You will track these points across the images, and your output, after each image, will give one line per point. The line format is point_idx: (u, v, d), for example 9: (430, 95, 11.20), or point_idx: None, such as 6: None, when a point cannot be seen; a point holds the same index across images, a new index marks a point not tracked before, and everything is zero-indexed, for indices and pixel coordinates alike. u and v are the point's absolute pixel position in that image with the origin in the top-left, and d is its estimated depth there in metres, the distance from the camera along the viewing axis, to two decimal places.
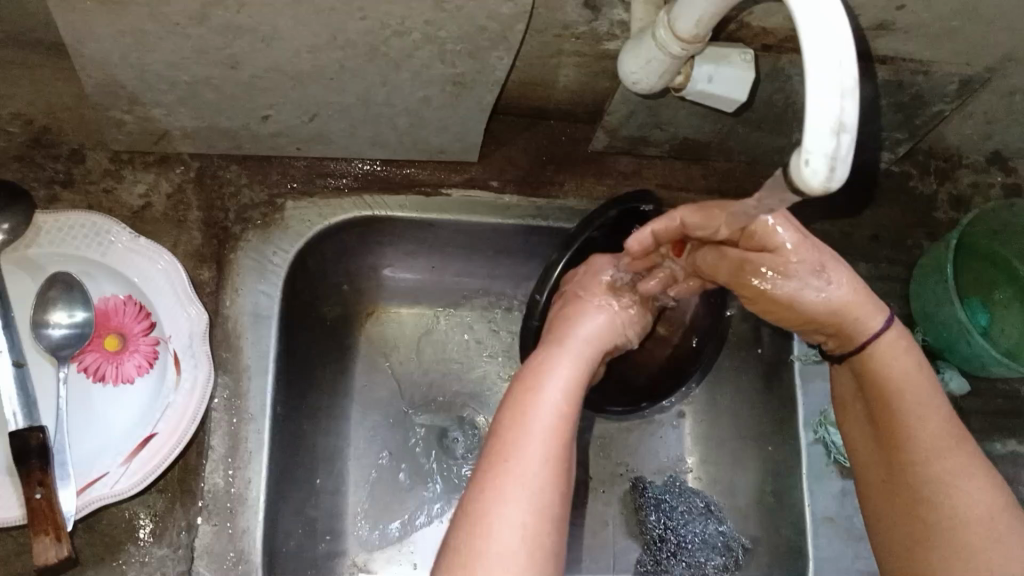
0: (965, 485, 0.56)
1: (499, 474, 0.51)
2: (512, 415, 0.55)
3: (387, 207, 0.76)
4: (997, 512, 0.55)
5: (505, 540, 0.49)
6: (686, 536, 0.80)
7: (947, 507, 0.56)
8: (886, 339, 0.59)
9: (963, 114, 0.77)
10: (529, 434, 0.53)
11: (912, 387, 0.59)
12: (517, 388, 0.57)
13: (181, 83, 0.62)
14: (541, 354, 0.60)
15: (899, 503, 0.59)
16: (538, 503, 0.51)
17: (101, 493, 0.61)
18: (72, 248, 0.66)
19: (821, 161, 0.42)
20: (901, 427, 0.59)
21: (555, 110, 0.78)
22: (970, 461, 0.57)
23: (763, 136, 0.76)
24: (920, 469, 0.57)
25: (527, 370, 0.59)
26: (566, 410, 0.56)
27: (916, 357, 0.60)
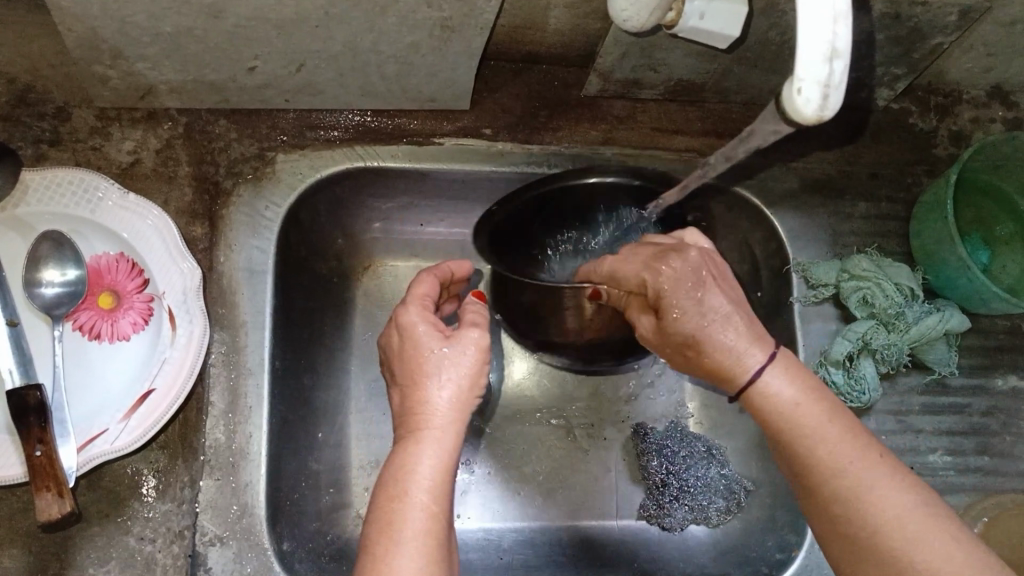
0: (885, 510, 0.49)
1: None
2: (381, 528, 0.48)
3: (379, 157, 0.75)
4: (925, 527, 0.48)
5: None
6: (687, 480, 0.80)
7: (876, 535, 0.49)
8: (764, 382, 0.54)
9: (962, 46, 0.76)
10: (397, 550, 0.47)
11: (798, 419, 0.53)
12: (383, 497, 0.49)
13: (163, 34, 0.61)
14: (396, 444, 0.52)
15: (833, 541, 0.52)
16: None
17: (102, 449, 0.61)
18: (61, 206, 0.66)
19: (814, 90, 0.42)
20: (805, 463, 0.52)
21: (548, 54, 0.77)
22: (882, 480, 0.50)
23: (758, 76, 0.75)
24: (835, 504, 0.51)
25: (391, 467, 0.51)
26: (438, 494, 0.50)
27: (801, 388, 0.54)
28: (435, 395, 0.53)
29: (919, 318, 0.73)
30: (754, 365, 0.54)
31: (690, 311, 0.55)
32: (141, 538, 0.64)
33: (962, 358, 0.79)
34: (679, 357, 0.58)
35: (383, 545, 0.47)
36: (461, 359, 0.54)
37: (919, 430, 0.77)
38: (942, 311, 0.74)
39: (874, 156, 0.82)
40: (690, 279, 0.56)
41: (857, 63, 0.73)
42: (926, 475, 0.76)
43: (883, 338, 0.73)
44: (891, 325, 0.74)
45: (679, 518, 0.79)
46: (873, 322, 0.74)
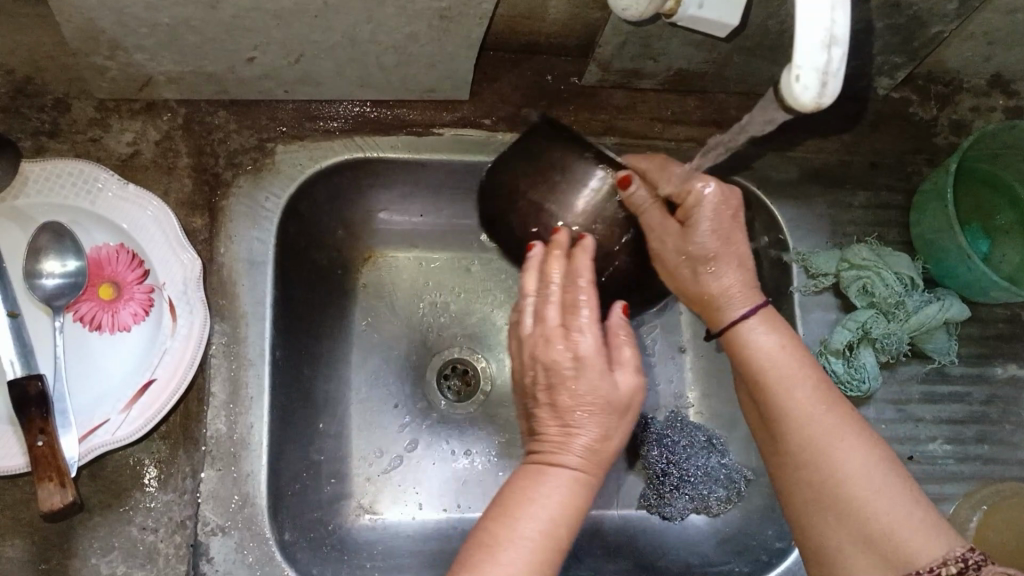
0: (847, 454, 0.53)
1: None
2: (496, 524, 0.50)
3: (377, 148, 0.75)
4: (880, 472, 0.53)
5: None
6: (687, 470, 0.80)
7: (834, 472, 0.53)
8: (746, 324, 0.60)
9: (963, 35, 0.76)
10: (505, 554, 0.49)
11: (776, 362, 0.58)
12: (500, 503, 0.52)
13: (161, 25, 0.61)
14: (533, 464, 0.54)
15: (790, 483, 0.56)
16: None
17: (104, 439, 0.61)
18: (60, 197, 0.66)
19: (813, 76, 0.42)
20: (777, 407, 0.57)
21: (547, 44, 0.77)
22: (847, 428, 0.55)
23: (758, 65, 0.75)
24: (800, 444, 0.55)
25: (524, 478, 0.53)
26: (563, 524, 0.51)
27: (783, 339, 0.59)
28: (586, 438, 0.54)
29: (918, 307, 0.74)
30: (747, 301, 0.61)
31: (711, 231, 0.62)
32: (143, 528, 0.65)
33: (962, 347, 0.79)
34: (683, 275, 0.63)
35: (485, 550, 0.49)
36: (617, 420, 0.55)
37: (918, 419, 0.77)
38: (942, 300, 0.75)
39: (874, 146, 0.82)
40: (726, 209, 0.62)
41: (856, 52, 0.73)
42: (925, 464, 0.76)
43: (884, 327, 0.74)
44: (891, 314, 0.74)
45: (680, 507, 0.79)
46: (873, 311, 0.74)
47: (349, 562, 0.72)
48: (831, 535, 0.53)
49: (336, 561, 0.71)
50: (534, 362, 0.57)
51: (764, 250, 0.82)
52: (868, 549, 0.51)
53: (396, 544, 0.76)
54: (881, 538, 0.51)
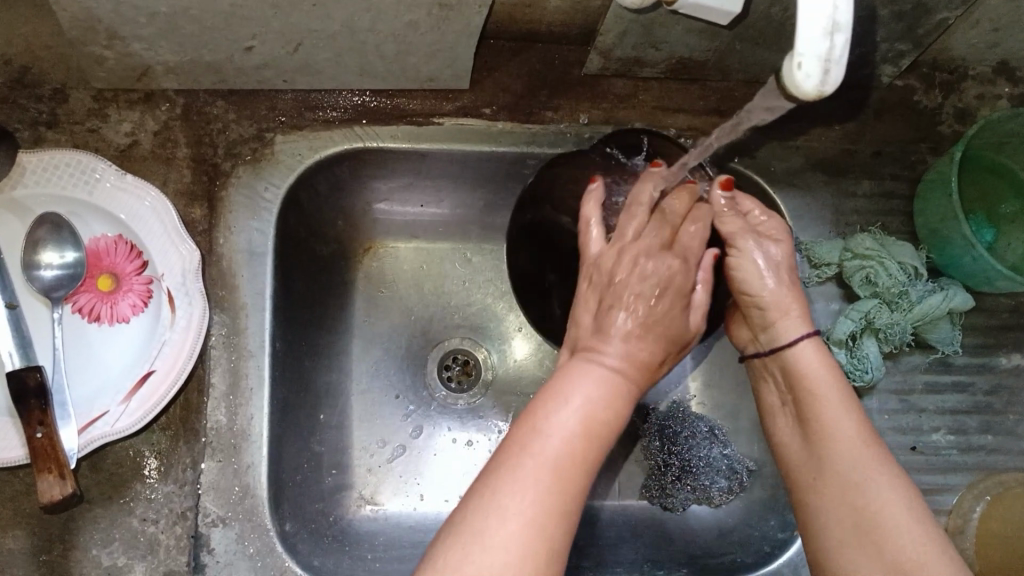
0: (884, 490, 0.54)
1: (511, 469, 0.47)
2: (533, 414, 0.50)
3: (377, 138, 0.74)
4: (916, 512, 0.53)
5: (513, 537, 0.44)
6: (689, 460, 0.80)
7: (872, 502, 0.54)
8: (799, 348, 0.63)
9: (968, 22, 0.75)
10: (547, 437, 0.48)
11: (827, 383, 0.61)
12: (548, 395, 0.52)
13: (159, 14, 0.61)
14: (570, 366, 0.55)
15: (823, 507, 0.57)
16: (556, 493, 0.46)
17: (103, 431, 0.61)
18: (58, 188, 0.65)
19: (815, 64, 0.41)
20: (822, 425, 0.60)
21: (547, 33, 0.76)
22: (888, 468, 0.56)
23: (761, 53, 0.74)
24: (841, 472, 0.57)
25: (570, 375, 0.54)
26: (601, 417, 0.51)
27: (829, 367, 0.62)
28: (624, 343, 0.56)
29: (921, 297, 0.73)
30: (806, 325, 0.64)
31: (774, 254, 0.65)
32: (144, 519, 0.65)
33: (966, 337, 0.79)
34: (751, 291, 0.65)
35: (529, 433, 0.49)
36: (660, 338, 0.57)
37: (921, 410, 0.77)
38: (946, 290, 0.74)
39: (878, 134, 0.81)
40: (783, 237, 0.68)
41: (860, 40, 0.73)
42: (928, 455, 0.76)
43: (887, 317, 0.73)
44: (895, 304, 0.74)
45: (681, 498, 0.80)
46: (876, 301, 0.74)
47: (350, 552, 0.72)
48: (859, 560, 0.53)
49: (338, 552, 0.71)
50: (631, 266, 0.59)
51: None
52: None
53: (398, 535, 0.76)
54: (907, 565, 0.51)
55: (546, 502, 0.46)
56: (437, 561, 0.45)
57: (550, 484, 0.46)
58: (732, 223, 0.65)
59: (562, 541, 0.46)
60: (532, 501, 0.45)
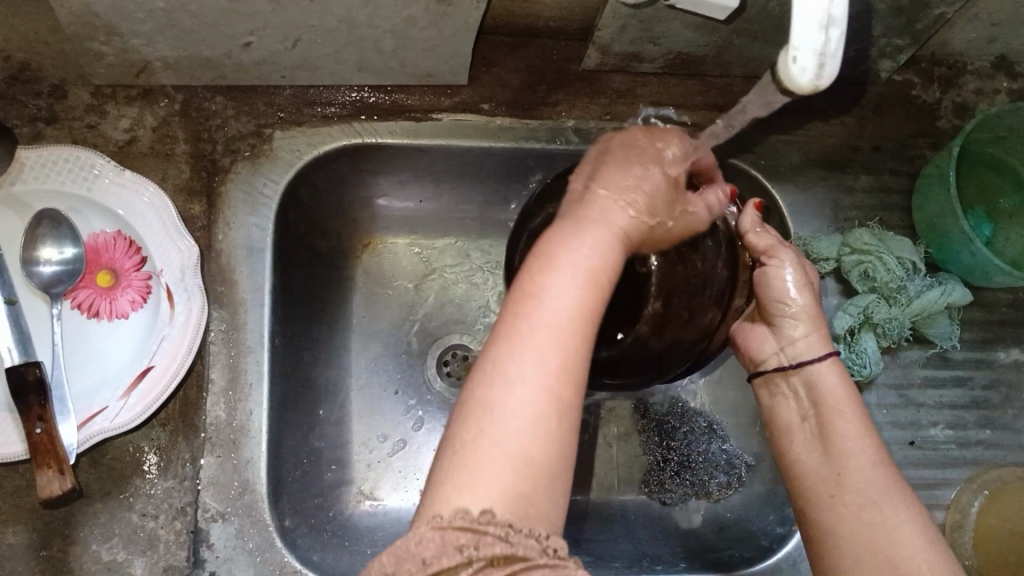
0: (905, 521, 0.53)
1: (516, 338, 0.43)
2: (526, 283, 0.46)
3: (377, 134, 0.75)
4: (932, 537, 0.52)
5: (529, 411, 0.41)
6: (688, 455, 0.81)
7: (889, 524, 0.53)
8: (820, 366, 0.61)
9: (966, 16, 0.75)
10: (546, 301, 0.44)
11: (850, 404, 0.59)
12: (544, 250, 0.47)
13: (157, 10, 0.61)
14: (557, 227, 0.50)
15: (836, 523, 0.55)
16: (561, 366, 0.43)
17: (103, 426, 0.61)
18: (56, 184, 0.66)
19: (810, 58, 0.42)
20: (841, 444, 0.57)
21: (546, 28, 0.76)
22: (902, 494, 0.54)
23: (759, 48, 0.74)
24: (857, 491, 0.55)
25: (567, 226, 0.49)
26: (599, 276, 0.47)
27: (850, 391, 0.60)
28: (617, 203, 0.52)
29: (920, 291, 0.73)
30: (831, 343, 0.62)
31: (806, 274, 0.62)
32: (143, 515, 0.65)
33: (965, 332, 0.79)
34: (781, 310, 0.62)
35: (526, 301, 0.44)
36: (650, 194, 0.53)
37: (920, 404, 0.77)
38: (944, 285, 0.74)
39: (877, 129, 0.81)
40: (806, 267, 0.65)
41: (858, 34, 0.73)
42: (926, 449, 0.76)
43: (885, 311, 0.73)
44: (893, 298, 0.74)
45: (679, 493, 0.80)
46: (875, 296, 0.74)
47: (349, 547, 0.72)
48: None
49: (337, 547, 0.71)
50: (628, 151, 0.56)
51: None
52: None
53: (398, 530, 0.76)
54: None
55: (557, 364, 0.43)
56: (452, 455, 0.41)
57: (561, 349, 0.43)
58: (765, 237, 0.62)
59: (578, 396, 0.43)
60: (545, 367, 0.42)
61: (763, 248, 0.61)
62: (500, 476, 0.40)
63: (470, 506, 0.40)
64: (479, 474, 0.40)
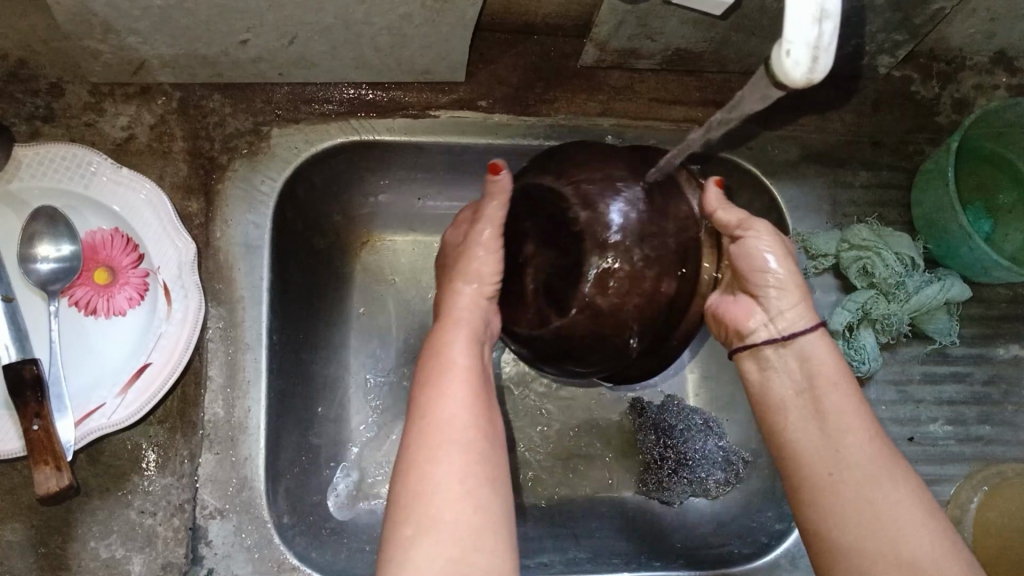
0: (909, 496, 0.52)
1: (421, 452, 0.52)
2: (421, 398, 0.55)
3: (374, 131, 0.75)
4: (930, 511, 0.52)
5: (448, 500, 0.50)
6: (686, 452, 0.79)
7: (890, 503, 0.52)
8: (812, 338, 0.59)
9: (965, 11, 0.75)
10: (445, 404, 0.54)
11: (845, 379, 0.58)
12: (423, 372, 0.57)
13: (153, 7, 0.61)
14: (437, 334, 0.60)
15: (839, 502, 0.53)
16: (466, 448, 0.52)
17: (99, 424, 0.62)
18: (54, 181, 0.66)
19: (803, 51, 0.42)
20: (840, 420, 0.56)
21: (543, 25, 0.76)
22: (901, 468, 0.54)
23: (757, 44, 0.74)
24: (857, 469, 0.54)
25: (430, 352, 0.59)
26: (473, 370, 0.57)
27: (839, 363, 0.59)
28: (464, 289, 0.61)
29: (919, 288, 0.73)
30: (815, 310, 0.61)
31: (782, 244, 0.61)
32: (142, 512, 0.65)
33: (964, 327, 0.79)
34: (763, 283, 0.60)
35: (424, 411, 0.54)
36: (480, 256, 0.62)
37: (919, 400, 0.77)
38: (943, 281, 0.74)
39: (876, 125, 0.81)
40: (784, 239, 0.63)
41: (856, 29, 0.72)
42: (926, 445, 0.76)
43: (884, 308, 0.73)
44: (892, 295, 0.73)
45: (679, 491, 0.79)
46: (873, 292, 0.74)
47: (347, 543, 0.72)
48: (880, 563, 0.50)
49: (336, 543, 0.71)
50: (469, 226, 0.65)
51: None
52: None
53: None
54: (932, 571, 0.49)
55: (464, 450, 0.52)
56: (390, 554, 0.49)
57: (467, 439, 0.53)
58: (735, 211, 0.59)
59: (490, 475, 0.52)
60: (458, 457, 0.52)
61: (735, 223, 0.59)
62: (439, 557, 0.48)
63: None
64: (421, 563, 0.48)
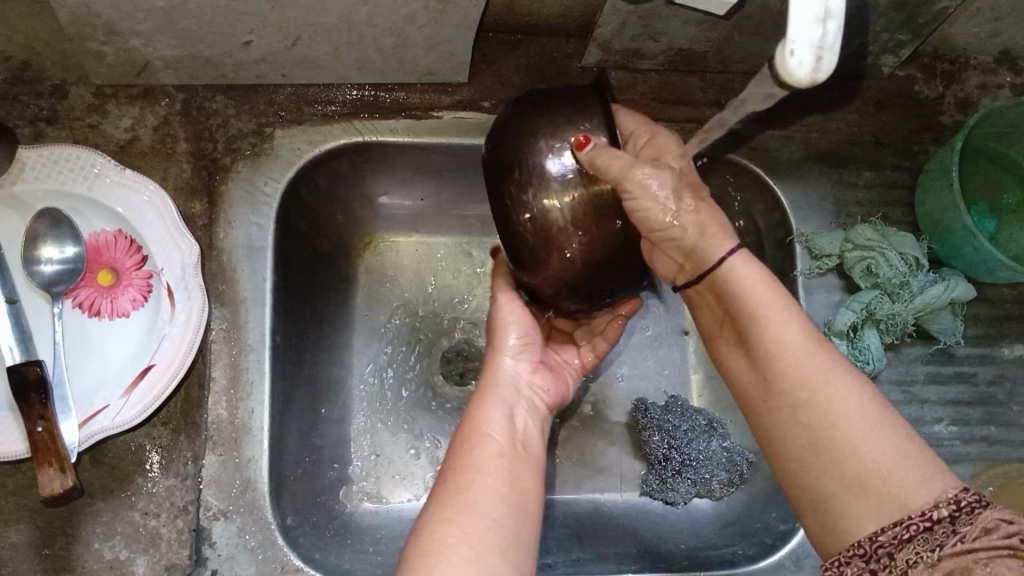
0: (838, 400, 0.50)
1: (440, 512, 0.50)
2: (454, 462, 0.54)
3: (378, 132, 0.75)
4: (873, 416, 0.49)
5: (460, 558, 0.47)
6: (689, 453, 0.79)
7: (827, 420, 0.50)
8: (732, 263, 0.56)
9: (969, 11, 0.75)
10: (478, 472, 0.53)
11: (756, 291, 0.54)
12: (456, 441, 0.56)
13: (157, 9, 0.61)
14: (474, 406, 0.60)
15: (776, 427, 0.53)
16: (492, 516, 0.50)
17: (103, 425, 0.62)
18: (57, 183, 0.66)
19: (807, 51, 0.41)
20: (757, 341, 0.54)
21: (546, 25, 0.76)
22: (828, 365, 0.51)
23: (760, 44, 0.74)
24: (782, 389, 0.52)
25: (467, 422, 0.58)
26: (510, 446, 0.56)
27: (765, 280, 0.55)
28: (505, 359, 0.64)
29: (924, 287, 0.73)
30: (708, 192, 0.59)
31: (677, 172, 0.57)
32: (146, 513, 0.65)
33: (968, 327, 0.79)
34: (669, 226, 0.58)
35: (455, 475, 0.53)
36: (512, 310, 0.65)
37: (924, 400, 0.77)
38: (947, 280, 0.74)
39: (880, 125, 0.80)
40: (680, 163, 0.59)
41: (860, 29, 0.72)
42: (931, 446, 0.76)
43: (888, 308, 0.73)
44: (896, 294, 0.73)
45: (682, 492, 0.79)
46: (878, 292, 0.74)
47: (351, 545, 0.72)
48: (823, 482, 0.50)
49: (339, 545, 0.71)
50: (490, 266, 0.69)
51: (769, 232, 0.81)
52: (859, 495, 0.48)
53: (400, 529, 0.76)
54: (874, 483, 0.48)
55: (489, 519, 0.50)
56: None
57: (493, 506, 0.51)
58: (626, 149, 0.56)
59: (509, 543, 0.49)
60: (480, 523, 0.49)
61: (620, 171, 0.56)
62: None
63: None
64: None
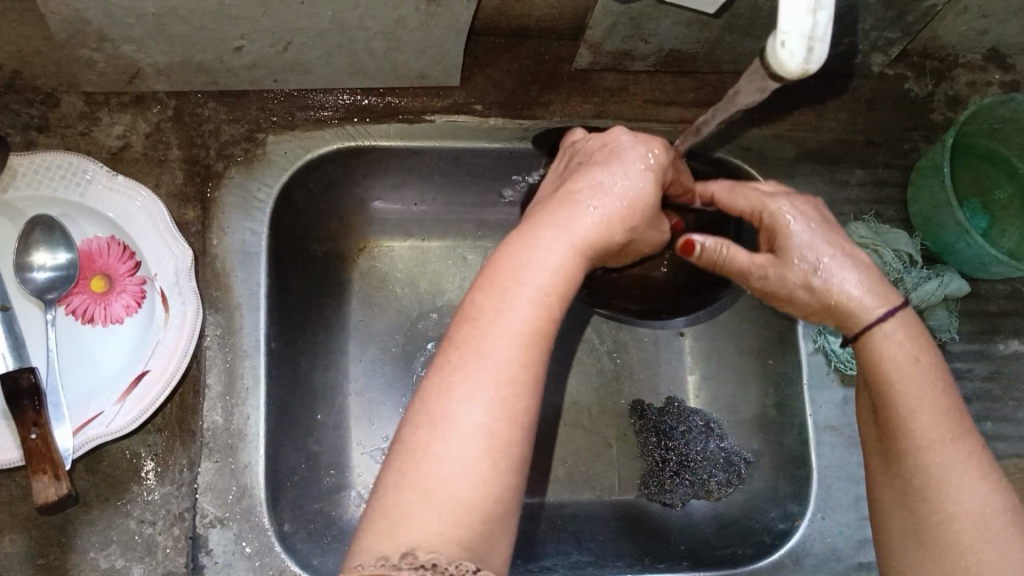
0: (963, 501, 0.47)
1: (452, 369, 0.42)
2: (480, 298, 0.44)
3: (370, 136, 0.74)
4: (994, 530, 0.46)
5: (457, 450, 0.40)
6: (688, 454, 0.80)
7: (941, 517, 0.47)
8: (885, 329, 0.51)
9: (957, 9, 0.75)
10: (498, 322, 0.43)
11: (904, 371, 0.50)
12: (491, 266, 0.46)
13: (147, 15, 0.61)
14: (523, 227, 0.48)
15: (889, 511, 0.50)
16: (502, 393, 0.42)
17: (98, 431, 0.61)
18: (48, 191, 0.66)
19: (798, 42, 0.42)
20: (893, 414, 0.50)
21: (536, 28, 0.76)
22: (965, 459, 0.48)
23: (749, 43, 0.74)
24: (907, 471, 0.49)
25: (507, 245, 0.47)
26: (555, 291, 0.45)
27: (918, 360, 0.50)
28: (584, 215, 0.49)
29: (917, 283, 0.74)
30: (784, 207, 0.55)
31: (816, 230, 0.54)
32: (141, 521, 0.64)
33: (963, 323, 0.79)
34: (801, 298, 0.55)
35: (472, 324, 0.44)
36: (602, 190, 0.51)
37: None
38: (941, 275, 0.74)
39: (871, 123, 0.81)
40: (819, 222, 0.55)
41: (848, 27, 0.73)
42: None
43: None
44: None
45: (681, 493, 0.79)
46: None
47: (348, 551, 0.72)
48: None
49: (337, 552, 0.71)
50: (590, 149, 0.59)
51: None
52: None
53: None
54: None
55: (501, 402, 0.42)
56: (373, 505, 0.40)
57: (506, 386, 0.42)
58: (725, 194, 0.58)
59: (525, 427, 0.42)
60: (489, 406, 0.41)
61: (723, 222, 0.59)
62: (428, 529, 0.39)
63: (390, 552, 0.38)
64: (407, 526, 0.39)
